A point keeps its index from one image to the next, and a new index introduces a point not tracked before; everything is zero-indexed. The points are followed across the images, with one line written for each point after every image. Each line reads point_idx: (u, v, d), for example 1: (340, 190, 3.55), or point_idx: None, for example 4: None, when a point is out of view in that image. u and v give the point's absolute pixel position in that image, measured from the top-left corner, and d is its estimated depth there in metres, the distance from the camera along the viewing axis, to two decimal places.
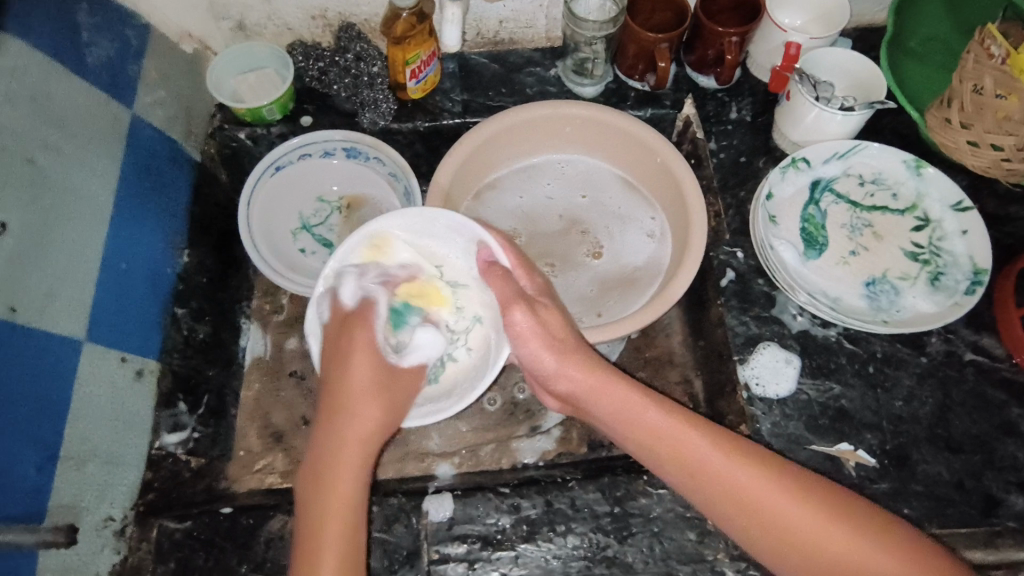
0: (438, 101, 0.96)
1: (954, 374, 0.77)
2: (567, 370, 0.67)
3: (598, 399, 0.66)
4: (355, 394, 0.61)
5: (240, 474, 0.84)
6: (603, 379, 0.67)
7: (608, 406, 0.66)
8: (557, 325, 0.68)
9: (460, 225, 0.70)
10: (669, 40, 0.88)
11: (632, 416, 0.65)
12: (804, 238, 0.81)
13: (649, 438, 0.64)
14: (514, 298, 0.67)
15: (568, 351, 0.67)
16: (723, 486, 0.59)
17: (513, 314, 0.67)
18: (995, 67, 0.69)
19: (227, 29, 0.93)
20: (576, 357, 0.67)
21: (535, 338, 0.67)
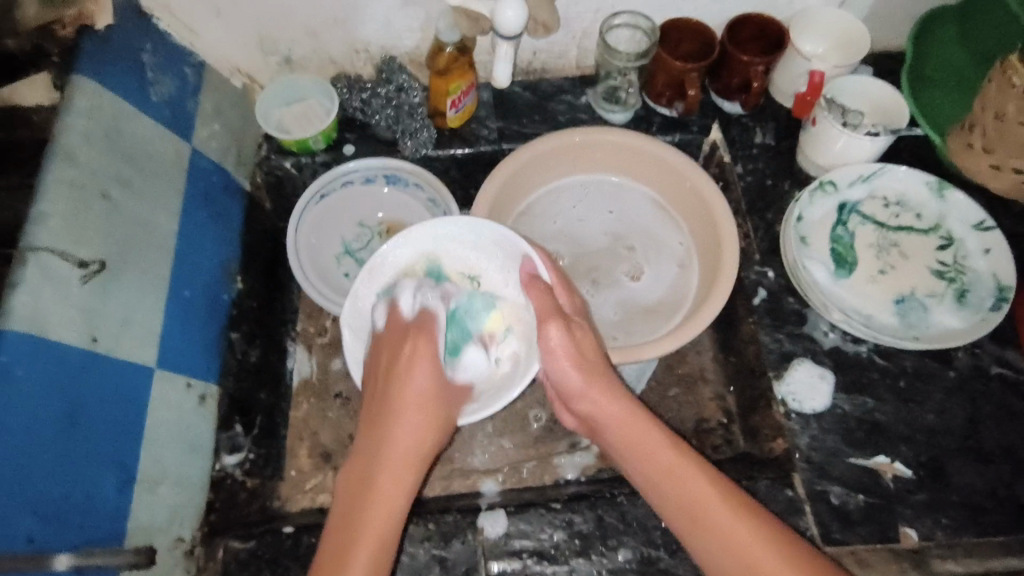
0: (474, 129, 1.00)
1: (982, 387, 0.80)
2: (589, 394, 0.69)
3: (613, 428, 0.69)
4: (415, 406, 0.65)
5: (291, 492, 0.86)
6: (626, 412, 0.69)
7: (626, 442, 0.68)
8: (588, 344, 0.70)
9: (506, 238, 0.73)
10: (698, 69, 0.92)
11: (647, 451, 0.67)
12: (834, 258, 0.85)
13: (656, 472, 0.66)
14: (552, 313, 0.69)
15: (594, 374, 0.69)
16: (713, 526, 0.61)
17: (550, 331, 0.68)
18: (1016, 96, 0.72)
19: (274, 64, 0.96)
20: (603, 383, 0.70)
21: (566, 355, 0.69)
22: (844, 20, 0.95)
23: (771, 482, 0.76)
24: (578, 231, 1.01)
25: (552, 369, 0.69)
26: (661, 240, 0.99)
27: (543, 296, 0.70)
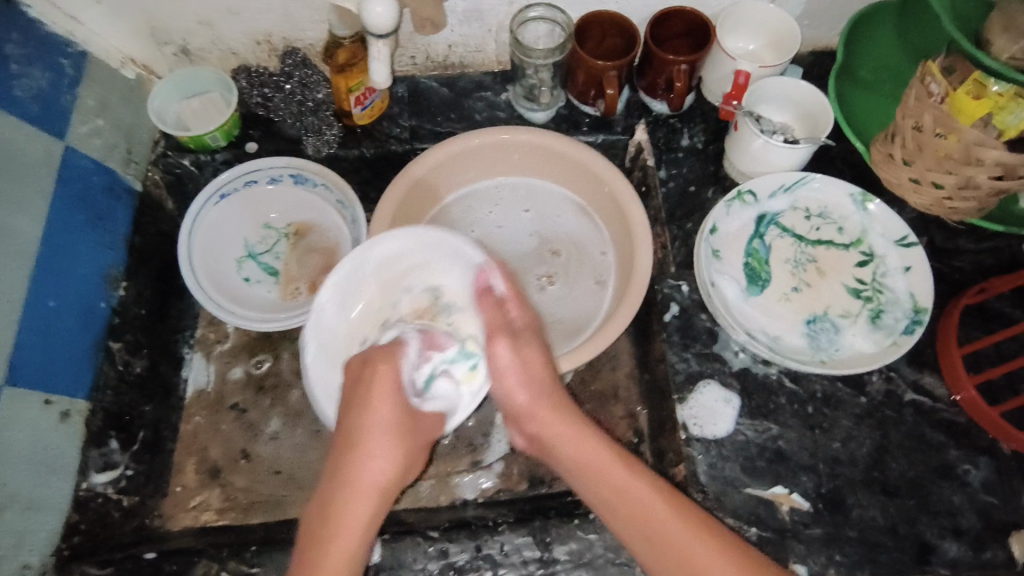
0: (385, 127, 0.95)
1: (893, 414, 0.76)
2: (548, 421, 0.68)
3: (568, 448, 0.67)
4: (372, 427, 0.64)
5: (173, 511, 0.83)
6: (578, 432, 0.67)
7: (575, 458, 0.66)
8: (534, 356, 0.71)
9: (460, 251, 0.74)
10: (618, 67, 0.86)
11: (609, 477, 0.64)
12: (747, 273, 0.80)
13: (610, 490, 0.63)
14: (500, 329, 0.71)
15: (544, 391, 0.69)
16: (672, 546, 0.59)
17: (498, 347, 0.70)
18: (934, 106, 0.67)
19: (170, 55, 0.91)
20: (552, 403, 0.69)
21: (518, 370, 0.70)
22: (778, 18, 0.88)
23: None
24: (497, 237, 0.95)
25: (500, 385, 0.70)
26: (584, 246, 0.94)
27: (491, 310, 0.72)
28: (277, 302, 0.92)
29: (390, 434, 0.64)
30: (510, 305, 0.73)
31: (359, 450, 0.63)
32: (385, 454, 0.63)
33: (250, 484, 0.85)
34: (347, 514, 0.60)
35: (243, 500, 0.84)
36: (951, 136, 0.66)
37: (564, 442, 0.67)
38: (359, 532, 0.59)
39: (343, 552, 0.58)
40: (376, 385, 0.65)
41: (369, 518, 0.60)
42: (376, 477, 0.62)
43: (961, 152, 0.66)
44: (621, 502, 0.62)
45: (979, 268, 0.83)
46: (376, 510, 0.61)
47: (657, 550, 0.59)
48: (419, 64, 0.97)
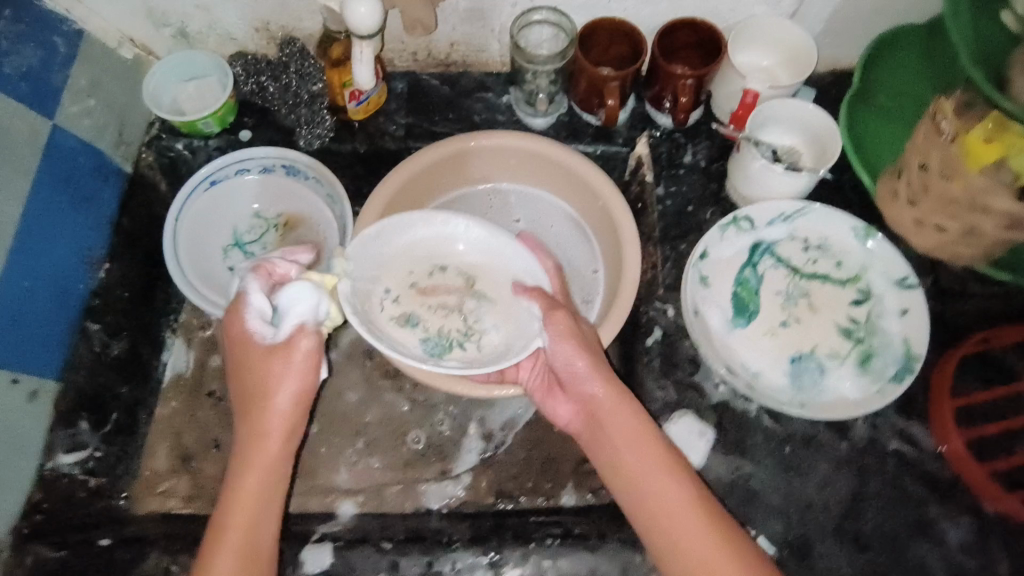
0: (380, 123, 0.94)
1: (874, 463, 0.73)
2: (620, 417, 0.67)
3: (627, 450, 0.66)
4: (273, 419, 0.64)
5: (141, 494, 0.83)
6: (643, 429, 0.67)
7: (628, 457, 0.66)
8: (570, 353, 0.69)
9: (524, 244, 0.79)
10: (620, 78, 0.83)
11: (655, 476, 0.64)
12: (734, 303, 0.77)
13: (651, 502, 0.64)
14: (556, 307, 0.72)
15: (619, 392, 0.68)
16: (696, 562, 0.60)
17: (557, 316, 0.71)
18: (942, 145, 0.64)
19: (169, 36, 0.90)
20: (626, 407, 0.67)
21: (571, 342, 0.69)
22: (792, 34, 0.84)
23: (618, 545, 0.79)
24: None
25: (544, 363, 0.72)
26: (575, 264, 0.91)
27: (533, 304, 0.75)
28: None
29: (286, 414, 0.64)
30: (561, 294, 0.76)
31: (260, 441, 0.63)
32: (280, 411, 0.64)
33: (219, 474, 0.85)
34: (240, 502, 0.62)
35: (210, 490, 0.83)
36: (955, 181, 0.63)
37: (619, 434, 0.66)
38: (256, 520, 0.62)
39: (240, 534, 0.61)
40: (274, 378, 0.63)
41: (269, 506, 0.63)
42: (274, 461, 0.64)
43: (965, 199, 0.63)
44: (658, 516, 0.63)
45: (984, 314, 0.79)
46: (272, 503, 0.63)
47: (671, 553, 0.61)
48: (420, 61, 0.95)
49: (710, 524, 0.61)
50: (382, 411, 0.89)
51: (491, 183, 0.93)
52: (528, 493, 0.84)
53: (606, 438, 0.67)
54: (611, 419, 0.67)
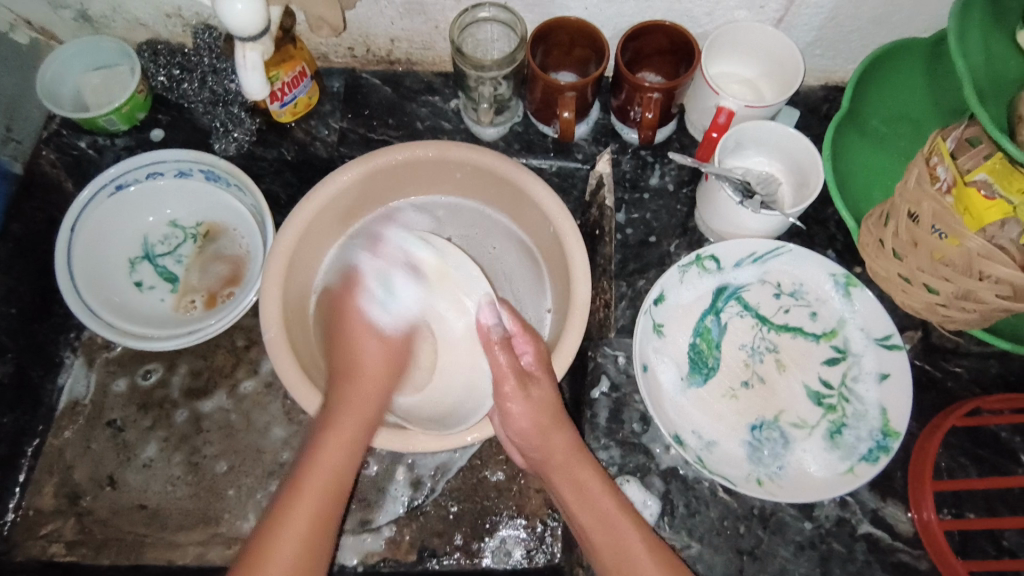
0: (312, 127, 0.84)
1: (841, 549, 0.63)
2: (571, 469, 0.63)
3: (578, 506, 0.62)
4: (371, 369, 0.68)
5: (22, 537, 0.75)
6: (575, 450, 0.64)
7: (569, 481, 0.63)
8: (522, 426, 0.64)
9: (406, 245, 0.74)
10: (576, 88, 0.72)
11: (606, 531, 0.60)
12: (690, 357, 0.67)
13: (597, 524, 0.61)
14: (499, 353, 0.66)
15: (554, 420, 0.65)
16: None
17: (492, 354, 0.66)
18: (935, 195, 0.53)
19: (70, 20, 0.79)
20: (561, 434, 0.65)
21: (527, 410, 0.64)
22: (778, 42, 0.72)
23: None
24: None
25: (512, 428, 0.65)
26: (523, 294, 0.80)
27: (506, 353, 0.65)
28: (170, 314, 0.81)
29: (377, 359, 0.69)
30: (518, 342, 0.66)
31: (359, 385, 0.66)
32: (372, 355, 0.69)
33: (109, 516, 0.76)
34: (327, 443, 0.62)
35: (98, 535, 0.75)
36: (951, 239, 0.53)
37: (566, 483, 0.63)
38: (335, 471, 0.62)
39: (324, 476, 0.61)
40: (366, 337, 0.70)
41: (345, 460, 0.63)
42: (367, 406, 0.65)
43: (960, 259, 0.53)
44: (619, 548, 0.59)
45: (979, 377, 0.69)
46: (362, 433, 0.64)
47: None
48: (359, 57, 0.84)
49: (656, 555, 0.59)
50: (299, 449, 0.79)
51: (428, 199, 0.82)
52: (454, 552, 0.75)
53: (557, 487, 0.64)
54: (560, 474, 0.64)
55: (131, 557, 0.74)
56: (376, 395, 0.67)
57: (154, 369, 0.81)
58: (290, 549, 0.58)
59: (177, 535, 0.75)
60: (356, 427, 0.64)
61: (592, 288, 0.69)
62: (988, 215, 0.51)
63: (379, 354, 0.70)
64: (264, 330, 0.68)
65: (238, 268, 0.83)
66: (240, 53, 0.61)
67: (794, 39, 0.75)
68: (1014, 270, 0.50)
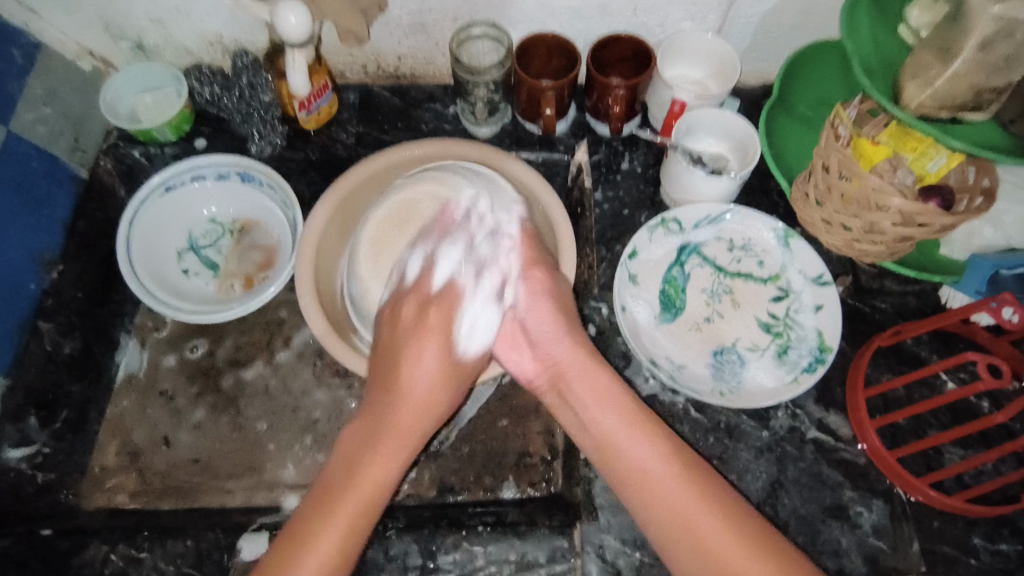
0: (332, 132, 0.98)
1: (793, 450, 0.76)
2: (586, 375, 0.69)
3: (598, 413, 0.67)
4: (416, 397, 0.66)
5: (90, 490, 0.84)
6: (585, 360, 0.70)
7: (584, 390, 0.69)
8: (543, 314, 0.72)
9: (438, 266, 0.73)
10: (556, 88, 0.87)
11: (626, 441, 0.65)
12: (661, 300, 0.81)
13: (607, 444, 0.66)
14: (509, 281, 0.73)
15: (560, 333, 0.71)
16: (668, 506, 0.62)
17: (511, 294, 0.73)
18: (838, 149, 0.69)
19: (127, 50, 0.94)
20: (569, 342, 0.71)
21: (546, 299, 0.73)
22: (718, 46, 0.88)
23: (547, 531, 0.76)
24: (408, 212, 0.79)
25: (534, 313, 0.72)
26: None
27: (525, 242, 0.75)
28: (214, 296, 0.93)
29: (422, 409, 0.66)
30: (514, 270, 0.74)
31: (390, 434, 0.64)
32: (424, 387, 0.67)
33: (167, 469, 0.85)
34: (368, 466, 0.63)
35: (158, 485, 0.84)
36: (853, 180, 0.68)
37: (584, 390, 0.69)
38: (361, 509, 0.61)
39: (372, 478, 0.62)
40: (424, 346, 0.68)
41: (384, 475, 0.63)
42: (412, 432, 0.65)
43: (861, 196, 0.69)
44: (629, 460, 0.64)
45: (901, 310, 0.82)
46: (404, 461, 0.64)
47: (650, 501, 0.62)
48: (371, 73, 0.99)
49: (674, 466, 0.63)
50: (328, 406, 0.89)
51: None
52: (469, 487, 0.82)
53: (577, 396, 0.69)
54: (580, 385, 0.69)
55: (188, 502, 0.84)
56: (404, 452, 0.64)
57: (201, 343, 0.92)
58: (325, 554, 0.59)
59: (227, 482, 0.85)
60: (387, 467, 0.63)
61: (578, 251, 0.81)
62: (875, 159, 0.70)
63: (433, 386, 0.67)
64: (299, 297, 0.79)
65: (271, 255, 0.95)
66: (291, 56, 0.80)
67: (732, 44, 0.92)
68: (905, 199, 0.65)
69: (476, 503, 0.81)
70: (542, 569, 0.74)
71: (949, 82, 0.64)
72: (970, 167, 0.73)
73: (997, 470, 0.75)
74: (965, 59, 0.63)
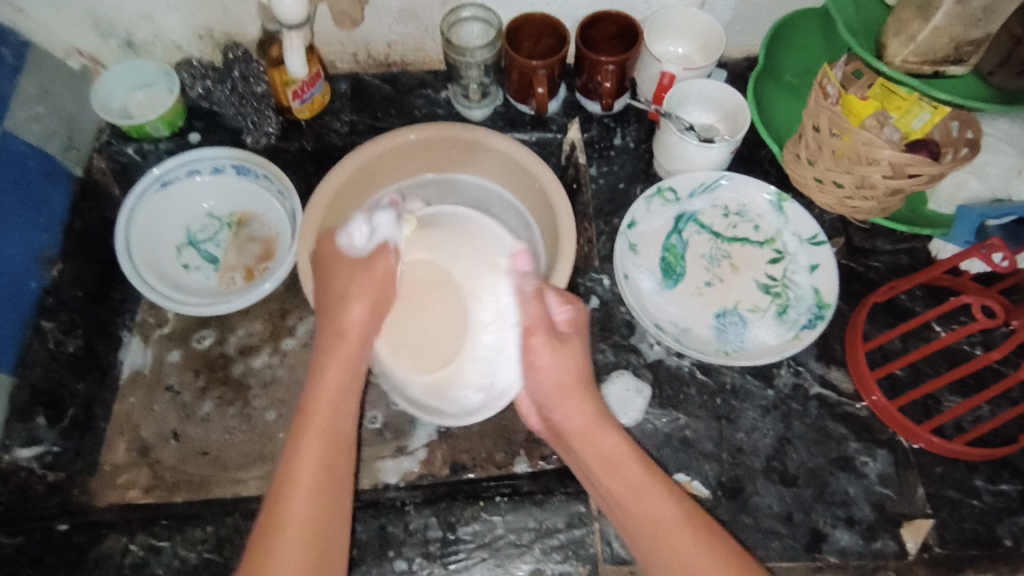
0: (326, 122, 0.99)
1: (798, 407, 0.78)
2: (591, 436, 0.67)
3: (608, 474, 0.65)
4: (353, 336, 0.70)
5: (101, 488, 0.82)
6: (592, 419, 0.68)
7: (590, 448, 0.66)
8: (557, 369, 0.69)
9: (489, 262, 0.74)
10: (547, 67, 0.87)
11: (642, 499, 0.63)
12: (662, 267, 0.83)
13: (621, 498, 0.64)
14: (540, 325, 0.69)
15: (568, 389, 0.69)
16: (687, 563, 0.58)
17: (534, 340, 0.69)
18: (828, 108, 0.72)
19: (116, 47, 0.95)
20: (581, 402, 0.68)
21: (559, 364, 0.69)
22: (701, 19, 0.90)
23: (563, 498, 0.77)
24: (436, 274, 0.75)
25: (533, 384, 0.70)
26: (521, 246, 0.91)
27: (534, 302, 0.70)
28: (215, 289, 0.92)
29: (343, 359, 0.69)
30: (552, 300, 0.71)
31: (345, 362, 0.69)
32: (351, 335, 0.70)
33: (178, 463, 0.84)
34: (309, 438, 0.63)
35: (169, 479, 0.83)
36: (844, 136, 0.71)
37: (590, 451, 0.67)
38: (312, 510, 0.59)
39: (327, 426, 0.64)
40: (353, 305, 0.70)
41: (339, 456, 0.63)
42: (344, 418, 0.66)
43: (853, 152, 0.71)
44: (646, 513, 0.62)
45: (893, 268, 0.84)
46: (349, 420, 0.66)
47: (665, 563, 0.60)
48: (362, 62, 1.00)
49: (691, 527, 0.60)
50: None
51: (411, 179, 0.89)
52: (481, 464, 0.79)
53: (580, 454, 0.67)
54: (585, 444, 0.67)
55: (201, 493, 0.82)
56: (345, 424, 0.65)
57: (204, 336, 0.90)
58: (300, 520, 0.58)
59: (239, 472, 0.83)
60: (331, 457, 0.63)
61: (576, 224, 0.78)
62: (864, 113, 0.71)
63: (366, 325, 0.71)
64: (303, 282, 0.74)
65: (270, 246, 0.94)
66: (288, 40, 0.80)
67: (716, 17, 0.93)
68: (893, 151, 0.68)
69: (489, 478, 0.79)
70: (561, 535, 0.75)
71: (931, 35, 0.66)
72: (954, 123, 0.76)
73: (994, 414, 0.77)
74: (945, 12, 0.64)
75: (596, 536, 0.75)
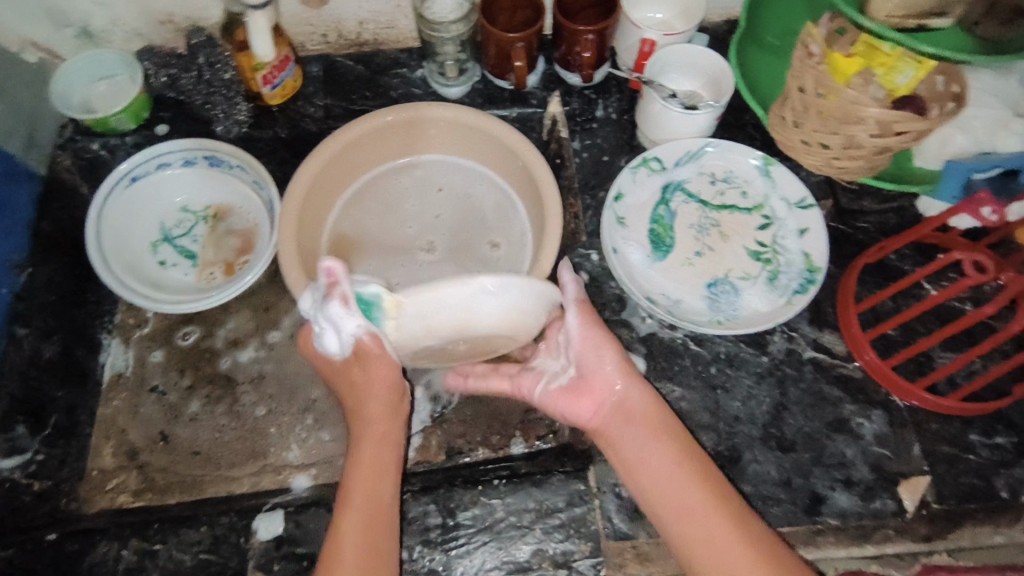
0: (300, 107, 0.96)
1: (793, 372, 0.78)
2: (641, 416, 0.64)
3: (657, 455, 0.62)
4: (372, 403, 0.66)
5: (91, 494, 0.81)
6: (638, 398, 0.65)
7: (635, 427, 0.64)
8: (591, 350, 0.65)
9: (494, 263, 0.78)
10: (524, 39, 0.85)
11: (672, 488, 0.60)
12: (651, 239, 0.81)
13: (655, 490, 0.61)
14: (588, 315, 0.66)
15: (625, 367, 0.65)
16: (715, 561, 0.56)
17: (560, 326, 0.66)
18: (813, 66, 0.70)
19: (72, 38, 0.91)
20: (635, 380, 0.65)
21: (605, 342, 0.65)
22: None
23: (562, 477, 0.76)
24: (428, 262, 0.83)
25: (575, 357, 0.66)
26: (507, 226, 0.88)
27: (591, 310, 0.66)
28: (194, 285, 0.89)
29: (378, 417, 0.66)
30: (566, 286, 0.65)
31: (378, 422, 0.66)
32: (373, 402, 0.66)
33: (168, 465, 0.82)
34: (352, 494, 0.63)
35: (160, 481, 0.81)
36: (829, 96, 0.70)
37: (633, 431, 0.64)
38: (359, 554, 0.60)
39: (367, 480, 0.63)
40: (358, 368, 0.64)
41: (376, 496, 0.63)
42: (383, 466, 0.65)
43: (839, 112, 0.70)
44: (677, 504, 0.60)
45: (882, 228, 0.84)
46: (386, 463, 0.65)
47: (707, 565, 0.57)
48: (333, 43, 0.97)
49: (727, 521, 0.58)
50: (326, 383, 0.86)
51: (387, 164, 0.86)
52: (478, 446, 0.78)
53: (630, 440, 0.64)
54: (633, 429, 0.64)
55: (194, 494, 0.80)
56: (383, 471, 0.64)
57: (184, 335, 0.88)
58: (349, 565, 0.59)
59: (232, 470, 0.82)
60: (373, 496, 0.63)
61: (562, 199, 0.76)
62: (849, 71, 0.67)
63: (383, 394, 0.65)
64: (287, 273, 0.71)
65: (249, 238, 0.91)
66: (251, 21, 0.79)
67: None
68: (879, 107, 0.67)
69: (487, 460, 0.78)
70: (562, 514, 0.75)
71: None
72: (939, 77, 0.74)
73: (986, 368, 0.77)
74: None
75: (597, 513, 0.75)
